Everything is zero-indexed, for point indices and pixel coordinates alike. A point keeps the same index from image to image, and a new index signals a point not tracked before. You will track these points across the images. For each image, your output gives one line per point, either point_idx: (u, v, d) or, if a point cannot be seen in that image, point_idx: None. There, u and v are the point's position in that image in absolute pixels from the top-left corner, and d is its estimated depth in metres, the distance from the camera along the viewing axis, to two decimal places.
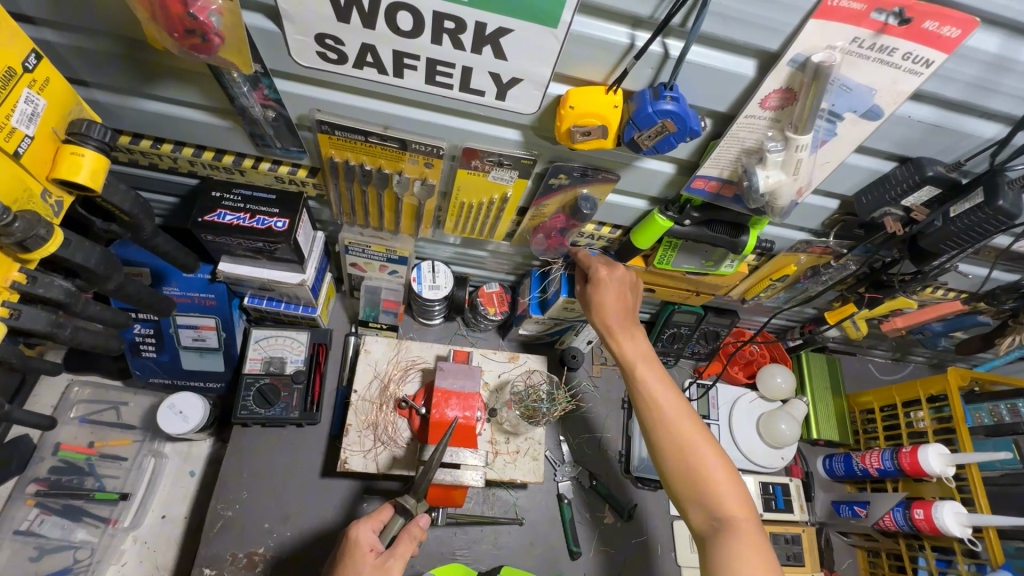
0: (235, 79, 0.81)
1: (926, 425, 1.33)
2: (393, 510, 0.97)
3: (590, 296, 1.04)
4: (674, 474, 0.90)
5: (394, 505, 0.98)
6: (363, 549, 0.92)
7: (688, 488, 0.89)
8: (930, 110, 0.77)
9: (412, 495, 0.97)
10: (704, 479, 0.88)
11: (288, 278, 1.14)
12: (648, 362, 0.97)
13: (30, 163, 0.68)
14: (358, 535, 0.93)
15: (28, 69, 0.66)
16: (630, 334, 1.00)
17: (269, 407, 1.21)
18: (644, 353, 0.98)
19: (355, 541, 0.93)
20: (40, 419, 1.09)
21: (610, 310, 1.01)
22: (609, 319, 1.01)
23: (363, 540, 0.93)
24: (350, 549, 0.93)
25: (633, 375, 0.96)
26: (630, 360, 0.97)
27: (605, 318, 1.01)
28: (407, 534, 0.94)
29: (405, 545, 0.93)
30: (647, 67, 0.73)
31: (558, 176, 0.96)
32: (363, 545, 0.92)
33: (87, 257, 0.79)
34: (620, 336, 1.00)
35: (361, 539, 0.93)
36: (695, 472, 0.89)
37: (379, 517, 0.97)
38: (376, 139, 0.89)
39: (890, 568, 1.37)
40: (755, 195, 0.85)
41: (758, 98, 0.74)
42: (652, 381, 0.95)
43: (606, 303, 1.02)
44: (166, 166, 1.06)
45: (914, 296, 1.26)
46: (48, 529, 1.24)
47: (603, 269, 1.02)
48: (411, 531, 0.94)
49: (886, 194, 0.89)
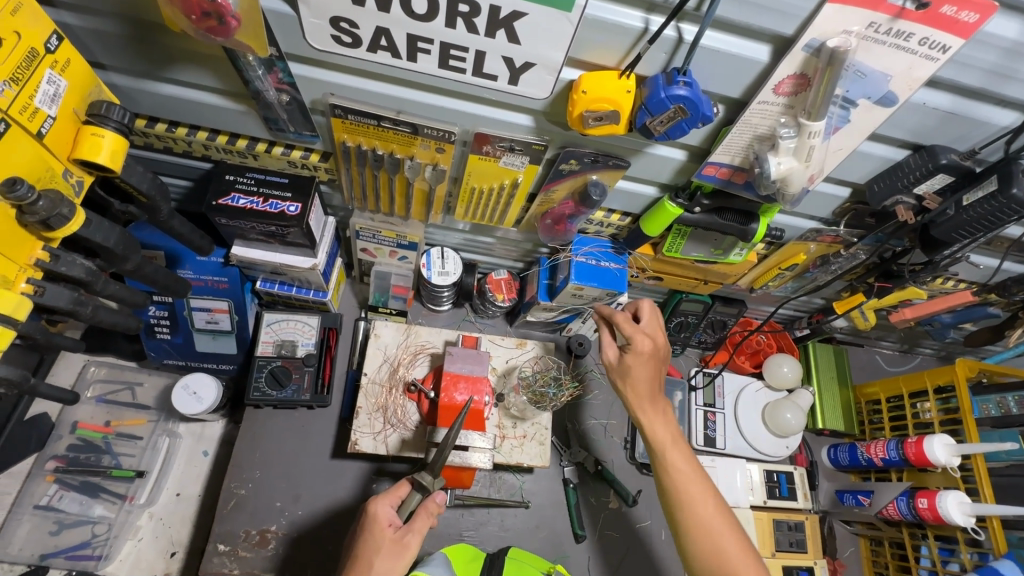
0: (251, 62, 0.82)
1: (932, 416, 1.34)
2: (409, 485, 0.99)
3: (624, 365, 1.01)
4: (695, 553, 0.91)
5: (410, 480, 0.99)
6: (381, 524, 0.93)
7: (711, 569, 0.90)
8: (946, 96, 0.76)
9: (429, 472, 0.96)
10: (727, 560, 0.89)
11: (300, 263, 1.16)
12: (678, 442, 0.97)
13: (52, 143, 0.69)
14: (376, 510, 0.95)
15: (50, 50, 0.66)
16: (661, 410, 0.99)
17: (281, 389, 1.24)
18: (674, 432, 0.98)
19: (374, 517, 0.94)
20: (63, 395, 1.12)
21: (643, 386, 0.99)
22: (642, 394, 0.99)
23: (381, 515, 0.94)
24: (371, 523, 0.94)
25: (661, 454, 0.96)
26: (660, 440, 0.97)
27: (637, 393, 1.00)
28: (424, 510, 0.96)
29: (422, 520, 0.95)
30: (661, 51, 0.73)
31: (569, 162, 0.96)
32: (381, 520, 0.94)
33: (106, 237, 0.81)
34: (653, 410, 0.99)
35: (379, 514, 0.94)
36: (718, 552, 0.90)
37: (396, 494, 0.98)
38: (389, 123, 0.89)
39: (892, 556, 1.38)
40: (766, 182, 0.85)
41: (772, 84, 0.73)
42: (682, 462, 0.95)
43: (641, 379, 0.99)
44: (181, 150, 1.07)
45: (924, 287, 1.26)
46: (67, 505, 1.28)
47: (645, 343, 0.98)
48: (427, 507, 0.96)
49: (899, 182, 0.89)
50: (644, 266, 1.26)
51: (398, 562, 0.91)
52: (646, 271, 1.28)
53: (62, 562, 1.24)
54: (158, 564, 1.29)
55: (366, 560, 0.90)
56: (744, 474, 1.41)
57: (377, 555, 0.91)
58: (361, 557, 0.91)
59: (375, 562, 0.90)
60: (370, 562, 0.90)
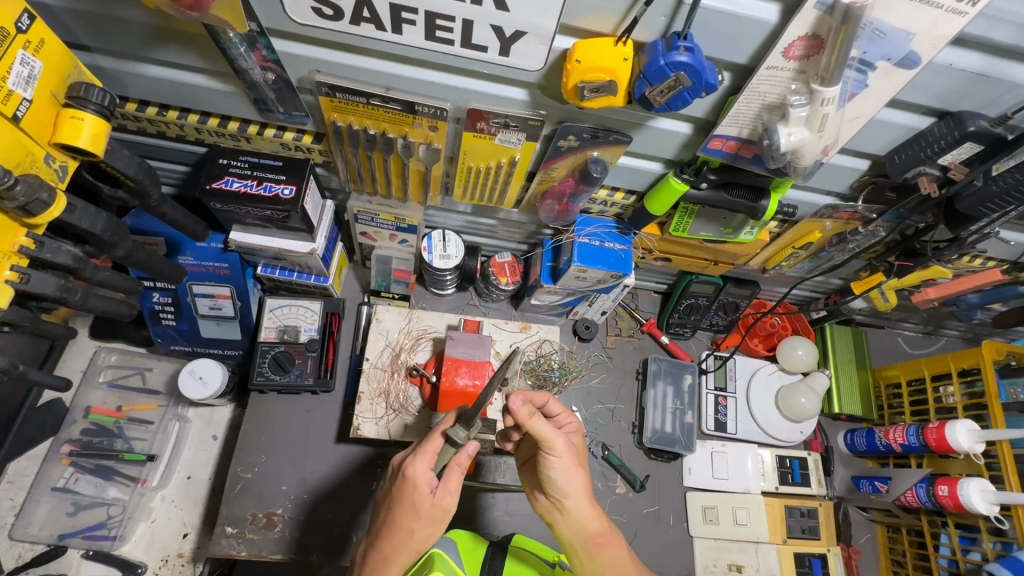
0: (232, 39, 0.79)
1: (955, 401, 1.28)
2: (442, 437, 0.88)
3: (564, 455, 0.85)
4: None
5: (443, 434, 0.88)
6: (421, 490, 0.85)
7: None
8: (976, 56, 0.70)
9: (462, 427, 0.86)
10: None
11: (298, 248, 1.14)
12: (605, 538, 0.87)
13: (30, 127, 0.69)
14: (416, 474, 0.85)
15: (22, 30, 0.66)
16: (590, 505, 0.87)
17: (284, 374, 1.23)
18: (602, 528, 0.87)
19: (414, 482, 0.85)
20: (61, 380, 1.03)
21: (571, 481, 0.85)
22: (571, 488, 0.86)
23: (421, 481, 0.85)
24: (409, 488, 0.85)
25: (584, 548, 0.87)
26: (583, 536, 0.87)
27: (564, 487, 0.85)
28: (457, 465, 0.87)
29: (456, 477, 0.88)
30: (659, 14, 0.68)
31: (568, 138, 0.92)
32: (422, 486, 0.85)
33: (93, 223, 0.81)
34: (592, 507, 0.87)
35: (419, 479, 0.85)
36: None
37: (431, 450, 0.87)
38: (378, 101, 0.86)
39: (910, 544, 1.34)
40: (776, 155, 0.80)
41: (781, 46, 0.68)
42: (604, 559, 0.87)
43: (574, 473, 0.86)
44: (174, 134, 1.05)
45: (949, 265, 1.19)
46: (82, 487, 1.31)
47: (574, 437, 0.93)
48: (460, 461, 0.87)
49: (921, 152, 0.83)
50: (650, 247, 1.22)
51: (438, 524, 0.86)
52: (652, 252, 1.24)
53: (79, 542, 1.27)
54: (172, 545, 1.31)
55: (406, 526, 0.85)
56: (755, 459, 1.39)
57: (417, 520, 0.85)
58: (399, 523, 0.85)
59: (416, 528, 0.85)
60: (411, 527, 0.85)
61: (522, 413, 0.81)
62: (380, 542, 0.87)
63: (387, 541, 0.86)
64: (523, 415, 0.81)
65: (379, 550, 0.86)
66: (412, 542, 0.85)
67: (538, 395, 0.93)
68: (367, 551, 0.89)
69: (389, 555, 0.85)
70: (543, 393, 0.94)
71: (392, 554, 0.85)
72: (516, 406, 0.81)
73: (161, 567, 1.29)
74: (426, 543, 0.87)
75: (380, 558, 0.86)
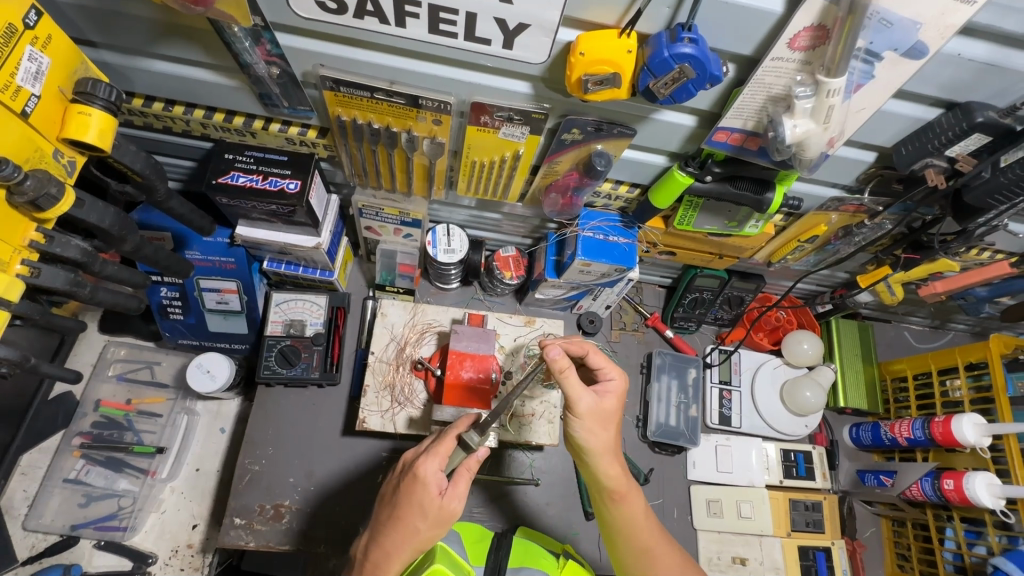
0: (237, 34, 0.80)
1: (962, 394, 1.28)
2: (454, 440, 0.89)
3: (588, 413, 0.86)
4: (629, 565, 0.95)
5: (455, 437, 0.88)
6: (430, 490, 0.84)
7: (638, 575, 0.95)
8: (984, 46, 0.69)
9: (477, 431, 0.86)
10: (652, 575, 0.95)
11: (304, 242, 1.15)
12: (624, 491, 0.91)
13: (39, 123, 0.70)
14: (426, 473, 0.85)
15: (29, 26, 0.67)
16: (610, 457, 0.90)
17: (290, 367, 1.25)
18: (619, 483, 0.91)
19: (423, 481, 0.85)
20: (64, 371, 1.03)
21: (594, 438, 0.88)
22: (591, 444, 0.88)
23: (431, 480, 0.85)
24: (418, 487, 0.85)
25: (605, 496, 0.92)
26: (605, 489, 0.91)
27: (585, 443, 0.88)
28: (465, 468, 0.87)
29: (464, 482, 0.88)
30: (664, 5, 0.67)
31: (572, 131, 0.92)
32: (431, 487, 0.85)
33: (101, 217, 0.82)
34: (614, 465, 0.90)
35: (428, 479, 0.85)
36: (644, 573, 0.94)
37: (442, 452, 0.87)
38: (383, 94, 0.86)
39: (916, 537, 1.33)
40: (781, 146, 0.79)
41: (786, 38, 0.68)
42: (623, 505, 0.92)
43: (594, 433, 0.88)
44: (180, 129, 1.06)
45: (956, 259, 1.18)
46: (93, 478, 1.33)
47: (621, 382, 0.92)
48: (469, 466, 0.87)
49: (928, 144, 0.82)
50: (655, 241, 1.22)
51: (443, 526, 0.86)
52: (657, 245, 1.24)
53: (91, 533, 1.30)
54: (182, 535, 1.33)
55: (410, 524, 0.85)
56: (759, 453, 1.39)
57: (422, 520, 0.85)
58: (405, 520, 0.85)
59: (421, 528, 0.85)
60: (415, 526, 0.85)
61: (557, 365, 0.82)
62: (384, 537, 0.87)
63: (392, 536, 0.86)
64: (557, 367, 0.82)
65: (381, 545, 0.87)
66: (416, 540, 0.86)
67: (576, 346, 0.92)
68: (370, 544, 0.89)
69: (391, 552, 0.86)
70: (585, 345, 0.92)
71: (394, 551, 0.86)
72: (553, 356, 0.82)
73: (171, 558, 1.31)
74: (429, 541, 0.87)
75: (382, 554, 0.86)
